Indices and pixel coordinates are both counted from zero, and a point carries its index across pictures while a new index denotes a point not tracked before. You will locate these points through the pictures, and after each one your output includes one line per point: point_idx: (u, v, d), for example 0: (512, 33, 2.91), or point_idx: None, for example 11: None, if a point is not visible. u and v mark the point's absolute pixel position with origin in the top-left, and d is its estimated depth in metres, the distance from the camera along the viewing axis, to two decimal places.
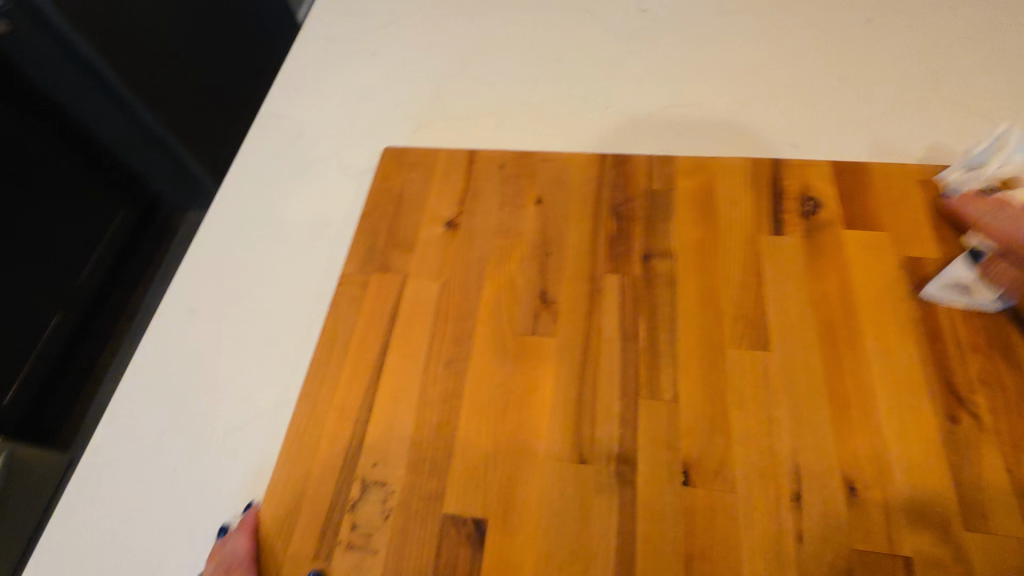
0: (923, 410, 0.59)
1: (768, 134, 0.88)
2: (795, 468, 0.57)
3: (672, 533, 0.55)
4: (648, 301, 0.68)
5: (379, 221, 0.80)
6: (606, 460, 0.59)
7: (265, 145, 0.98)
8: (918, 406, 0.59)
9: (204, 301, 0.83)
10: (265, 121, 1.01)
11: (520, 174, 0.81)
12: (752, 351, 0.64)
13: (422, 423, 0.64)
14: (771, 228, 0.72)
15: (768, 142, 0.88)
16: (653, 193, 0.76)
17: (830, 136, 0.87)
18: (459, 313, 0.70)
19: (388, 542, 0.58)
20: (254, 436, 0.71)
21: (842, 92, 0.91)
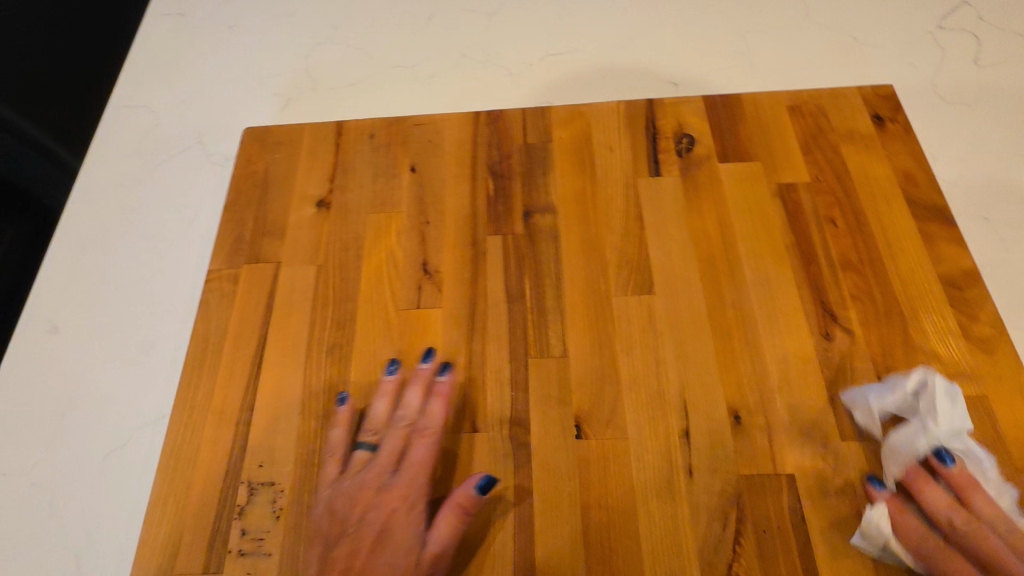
0: (800, 332, 0.60)
1: (650, 75, 0.84)
2: (683, 405, 0.57)
3: (569, 487, 0.54)
4: (532, 258, 0.66)
5: (245, 210, 0.74)
6: (499, 425, 0.58)
7: (118, 139, 0.87)
8: (795, 328, 0.60)
9: (66, 315, 0.74)
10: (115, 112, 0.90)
11: (392, 143, 0.76)
12: (637, 295, 0.63)
13: (307, 415, 0.60)
14: (649, 170, 0.71)
15: (650, 84, 0.83)
16: (529, 147, 0.74)
17: (710, 71, 0.84)
18: (338, 295, 0.66)
19: (281, 544, 0.55)
20: (134, 454, 0.65)
21: (724, 26, 0.87)
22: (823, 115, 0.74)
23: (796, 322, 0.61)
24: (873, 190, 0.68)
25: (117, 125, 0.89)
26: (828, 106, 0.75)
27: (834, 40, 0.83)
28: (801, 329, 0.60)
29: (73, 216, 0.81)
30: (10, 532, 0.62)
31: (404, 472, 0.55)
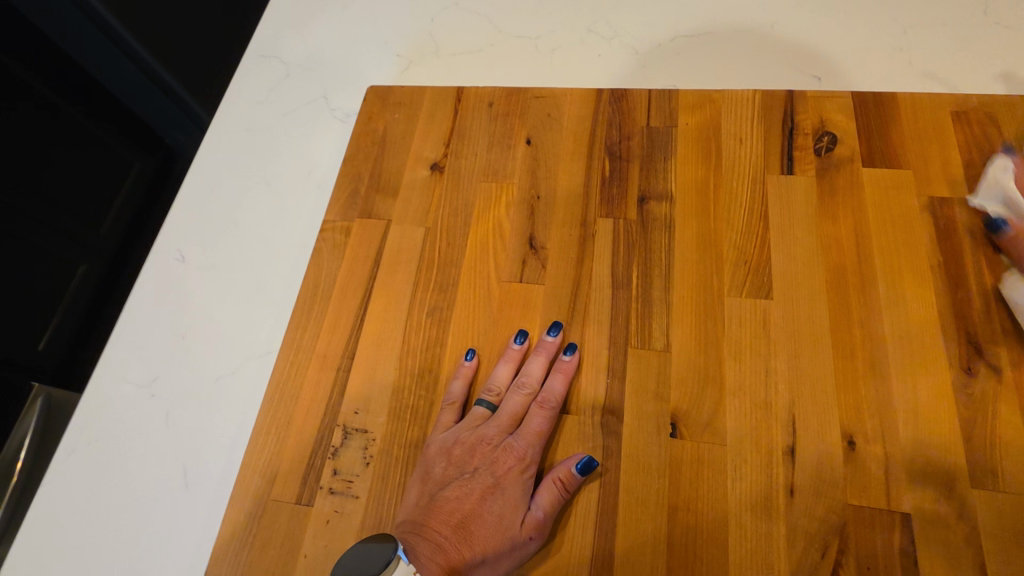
0: (936, 361, 0.54)
1: (788, 65, 0.78)
2: (791, 421, 0.54)
3: (657, 485, 0.53)
4: (642, 245, 0.64)
5: (362, 165, 0.76)
6: (591, 410, 0.57)
7: (256, 88, 0.92)
8: (931, 357, 0.55)
9: (193, 246, 0.80)
10: (253, 62, 0.95)
11: (510, 113, 0.76)
12: (752, 299, 0.59)
13: (404, 371, 0.62)
14: (780, 168, 0.66)
15: (787, 75, 0.78)
16: (651, 131, 0.71)
17: (867, 65, 0.76)
18: (444, 259, 0.67)
19: (369, 489, 0.57)
20: (244, 381, 0.70)
21: (884, 18, 0.79)
22: (994, 125, 0.65)
23: (933, 350, 0.55)
24: None
25: (252, 71, 0.93)
26: (1003, 114, 0.66)
27: (1014, 44, 0.74)
28: (937, 358, 0.54)
29: (206, 154, 0.87)
30: (135, 433, 0.69)
31: (520, 437, 0.55)
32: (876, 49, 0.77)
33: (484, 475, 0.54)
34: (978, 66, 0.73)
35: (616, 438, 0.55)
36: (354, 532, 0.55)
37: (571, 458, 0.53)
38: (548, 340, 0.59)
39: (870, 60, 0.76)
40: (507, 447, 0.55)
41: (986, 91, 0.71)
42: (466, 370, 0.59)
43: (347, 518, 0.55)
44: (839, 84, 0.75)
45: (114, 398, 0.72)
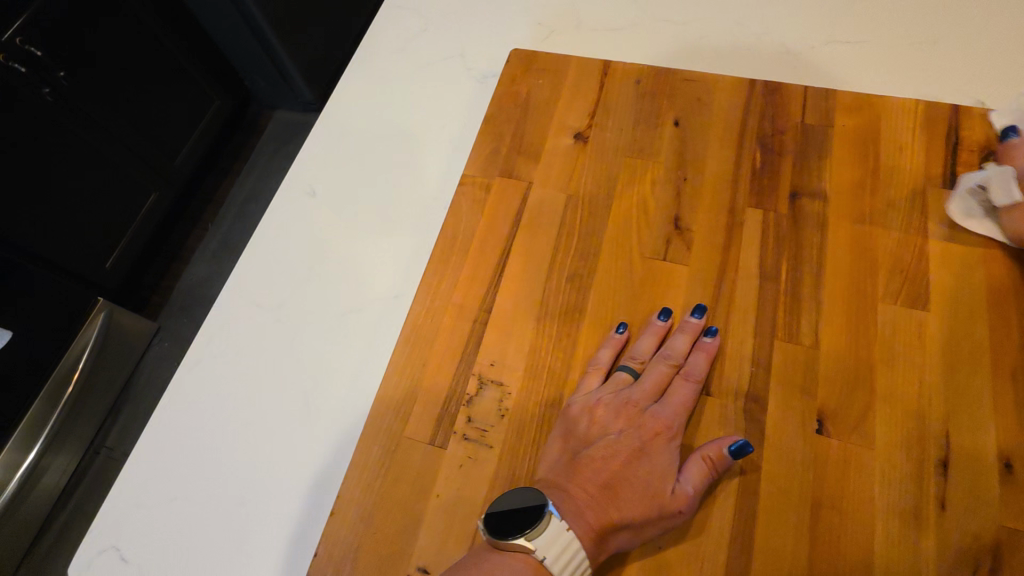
0: None
1: (949, 80, 0.76)
2: (944, 435, 0.53)
3: (800, 479, 0.52)
4: (793, 241, 0.63)
5: (504, 125, 0.76)
6: (732, 396, 0.56)
7: (392, 40, 0.92)
8: None
9: (324, 184, 0.81)
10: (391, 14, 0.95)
11: (658, 93, 0.74)
12: (908, 308, 0.58)
13: (542, 332, 0.62)
14: (942, 182, 0.65)
15: (945, 91, 0.76)
16: (807, 127, 0.70)
17: None
18: (585, 229, 0.67)
19: (503, 440, 0.57)
20: (371, 320, 0.71)
21: None
22: None
23: None
24: None
25: (389, 22, 0.94)
26: None
27: None
28: None
29: (340, 98, 0.89)
30: (259, 355, 0.71)
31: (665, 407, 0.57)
32: None
33: (631, 438, 0.58)
34: None
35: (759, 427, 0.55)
36: (486, 480, 0.56)
37: (722, 438, 0.53)
38: (691, 321, 0.59)
39: None
40: (654, 415, 0.57)
41: None
42: (613, 340, 0.60)
43: (480, 465, 0.56)
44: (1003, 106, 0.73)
45: (241, 319, 0.74)
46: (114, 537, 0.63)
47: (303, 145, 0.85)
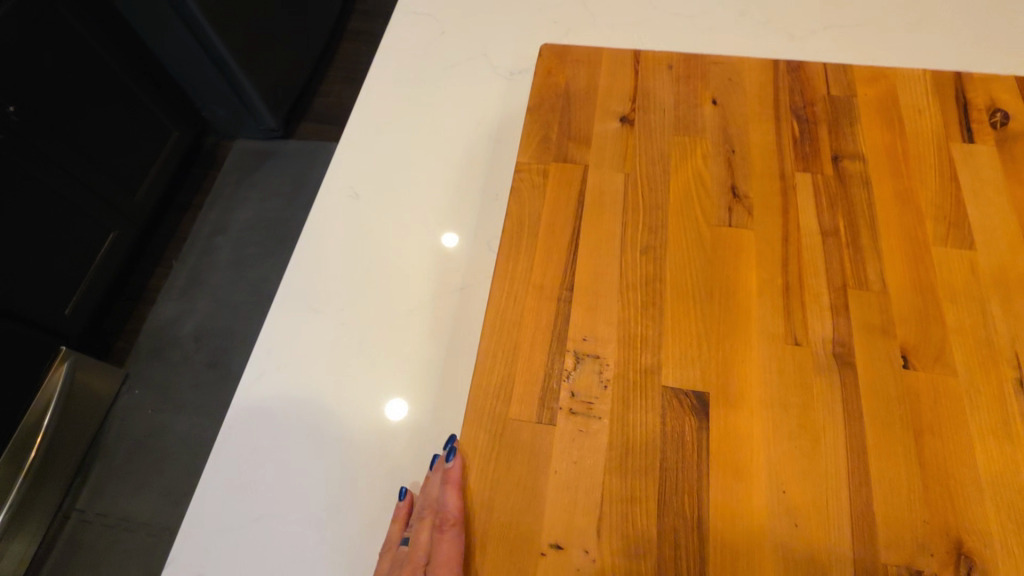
0: None
1: (925, 47, 0.85)
2: (1015, 357, 0.58)
3: (899, 410, 0.56)
4: (843, 199, 0.68)
5: (549, 115, 0.77)
6: (822, 342, 0.59)
7: (420, 51, 0.93)
8: None
9: (367, 184, 0.81)
10: (416, 28, 0.96)
11: (691, 76, 0.79)
12: (957, 250, 0.64)
13: (627, 302, 0.63)
14: (961, 135, 0.71)
15: (924, 54, 0.84)
16: (834, 99, 0.75)
17: (998, 56, 0.83)
18: (647, 204, 0.69)
19: (610, 409, 0.57)
20: (439, 315, 0.70)
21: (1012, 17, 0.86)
22: None
23: None
24: None
25: (407, 27, 0.97)
26: None
27: None
28: None
29: (367, 101, 0.88)
30: (326, 362, 0.69)
31: (772, 367, 0.58)
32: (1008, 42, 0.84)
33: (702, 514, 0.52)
34: None
35: (867, 373, 0.58)
36: (602, 452, 0.56)
37: (842, 428, 0.55)
38: (774, 292, 0.63)
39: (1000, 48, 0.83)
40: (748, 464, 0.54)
41: None
42: (702, 308, 0.62)
43: (592, 436, 0.56)
44: (970, 62, 0.82)
45: (300, 325, 0.72)
46: (200, 566, 0.61)
47: (338, 148, 0.84)
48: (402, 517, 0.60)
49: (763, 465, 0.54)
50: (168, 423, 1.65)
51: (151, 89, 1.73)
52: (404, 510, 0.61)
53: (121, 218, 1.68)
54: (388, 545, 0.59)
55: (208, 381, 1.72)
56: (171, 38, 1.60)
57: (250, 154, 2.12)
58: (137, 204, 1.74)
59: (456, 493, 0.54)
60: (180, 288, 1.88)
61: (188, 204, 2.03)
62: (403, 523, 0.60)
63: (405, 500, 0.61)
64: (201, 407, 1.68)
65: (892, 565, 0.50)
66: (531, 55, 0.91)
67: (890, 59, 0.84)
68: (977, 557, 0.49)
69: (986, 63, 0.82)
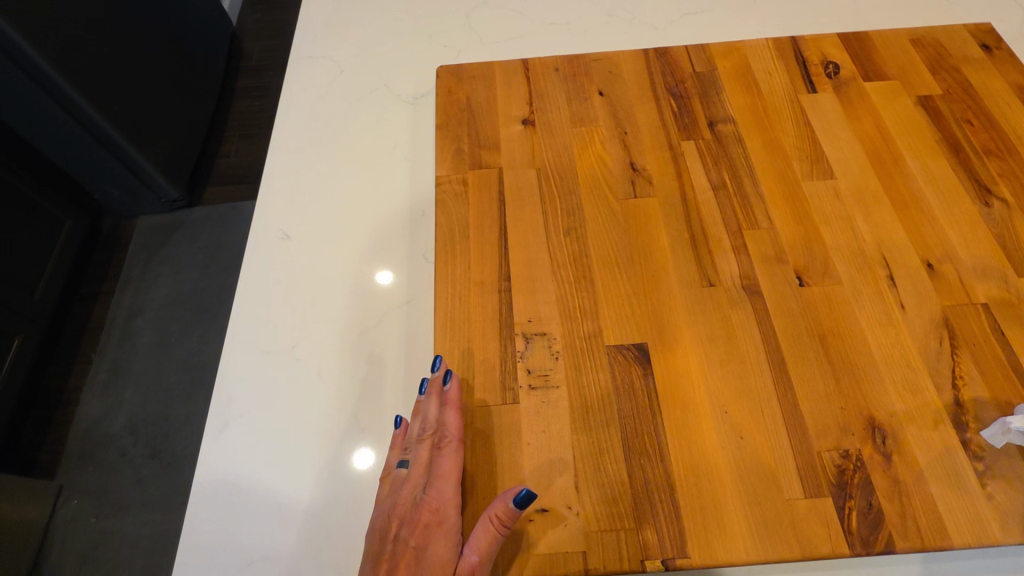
0: (977, 204, 0.72)
1: (764, 20, 0.98)
2: (883, 259, 0.68)
3: (804, 321, 0.65)
4: (724, 156, 0.78)
5: (457, 128, 0.83)
6: (732, 279, 0.68)
7: (325, 92, 0.97)
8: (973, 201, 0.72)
9: (295, 224, 0.83)
10: (316, 70, 1.00)
11: (577, 74, 0.88)
12: (823, 181, 0.75)
13: (561, 280, 0.69)
14: (806, 88, 0.84)
15: (765, 25, 0.98)
16: (699, 75, 0.86)
17: (822, 18, 0.98)
18: (562, 191, 0.76)
19: (566, 377, 0.63)
20: (391, 330, 0.73)
21: None
22: (942, 46, 0.87)
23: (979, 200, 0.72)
24: (999, 100, 0.81)
25: (306, 71, 1.00)
26: (944, 37, 0.88)
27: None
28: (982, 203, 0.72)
29: (281, 145, 0.91)
30: (290, 398, 0.70)
31: (697, 310, 0.66)
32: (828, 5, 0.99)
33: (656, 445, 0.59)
34: (902, 11, 0.97)
35: (775, 298, 0.66)
36: (566, 416, 0.61)
37: (767, 349, 0.63)
38: (685, 246, 0.71)
39: (823, 12, 0.98)
40: (694, 394, 0.61)
41: (905, 21, 0.96)
42: (628, 271, 0.69)
43: (554, 404, 0.61)
44: (801, 27, 0.97)
45: (254, 369, 0.72)
46: None
47: (259, 194, 0.85)
48: (399, 443, 0.63)
49: (705, 395, 0.61)
50: (115, 528, 1.37)
51: (34, 177, 1.56)
52: (401, 437, 0.63)
53: (19, 322, 1.48)
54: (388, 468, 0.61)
55: (150, 475, 1.43)
56: (46, 127, 1.42)
57: (152, 231, 1.81)
58: (38, 303, 1.54)
59: (454, 413, 0.60)
60: (101, 383, 1.58)
61: (96, 292, 1.73)
62: (399, 448, 0.62)
63: (400, 428, 0.64)
64: (151, 503, 1.41)
65: (825, 451, 0.58)
66: (430, 79, 0.97)
67: (740, 34, 0.97)
68: (887, 427, 0.58)
69: (814, 26, 0.96)
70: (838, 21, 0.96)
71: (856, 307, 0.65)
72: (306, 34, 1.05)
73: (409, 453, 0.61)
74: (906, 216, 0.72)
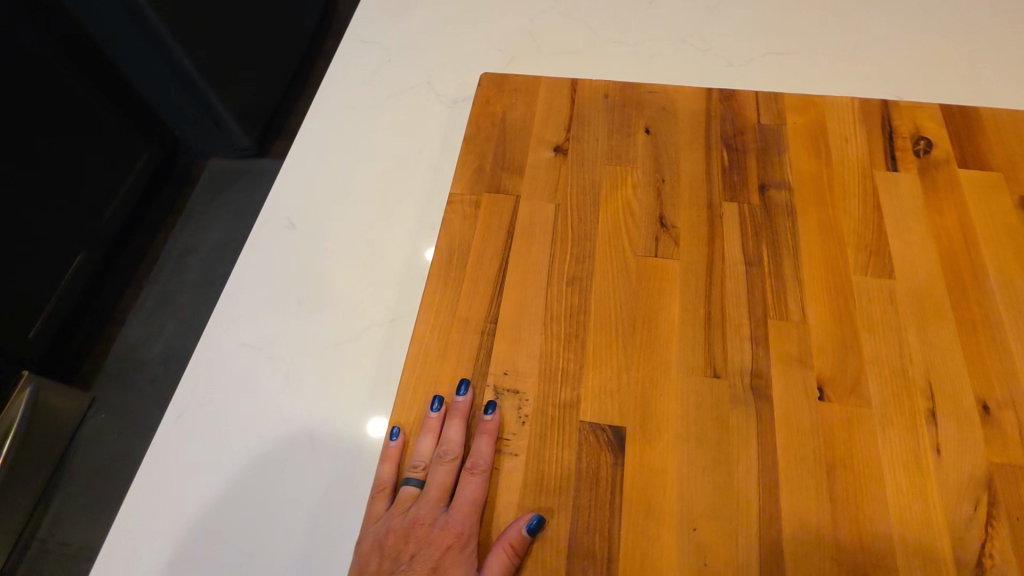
0: None
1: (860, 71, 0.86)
2: (928, 387, 0.58)
3: (813, 442, 0.56)
4: (767, 228, 0.69)
5: (484, 143, 0.78)
6: (740, 374, 0.60)
7: (368, 81, 0.94)
8: None
9: (304, 215, 0.80)
10: (366, 56, 0.97)
11: (626, 105, 0.80)
12: (877, 280, 0.64)
13: (551, 336, 0.63)
14: (885, 164, 0.73)
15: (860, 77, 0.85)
16: (763, 128, 0.76)
17: (931, 77, 0.84)
18: (576, 235, 0.70)
19: (528, 447, 0.57)
20: (367, 345, 0.70)
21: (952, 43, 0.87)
22: None
23: None
24: None
25: (355, 55, 0.98)
26: None
27: None
28: None
29: (310, 131, 0.89)
30: (250, 398, 0.68)
31: (694, 403, 0.58)
32: (943, 64, 0.85)
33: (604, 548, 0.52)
34: None
35: (784, 407, 0.58)
36: (516, 490, 0.55)
37: (760, 464, 0.55)
38: (695, 324, 0.63)
39: (933, 71, 0.84)
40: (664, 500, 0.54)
41: None
42: (626, 342, 0.62)
43: (507, 474, 0.56)
44: (901, 84, 0.84)
45: (227, 360, 0.71)
46: None
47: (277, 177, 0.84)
48: (394, 457, 0.60)
49: (675, 502, 0.54)
50: (130, 448, 1.39)
51: (122, 107, 1.59)
52: (395, 450, 0.60)
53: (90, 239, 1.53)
54: (383, 484, 0.60)
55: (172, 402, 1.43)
56: (134, 60, 1.48)
57: (221, 175, 1.85)
58: (103, 226, 1.57)
59: (489, 442, 0.57)
60: (148, 310, 1.63)
61: (160, 224, 1.77)
62: (394, 462, 0.60)
63: (396, 441, 0.60)
64: None
65: None
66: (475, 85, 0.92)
67: (825, 83, 0.85)
68: None
69: (917, 85, 0.83)
70: (948, 84, 0.82)
71: (880, 443, 0.56)
72: (366, 17, 1.02)
73: (420, 472, 0.60)
74: (988, 347, 0.60)
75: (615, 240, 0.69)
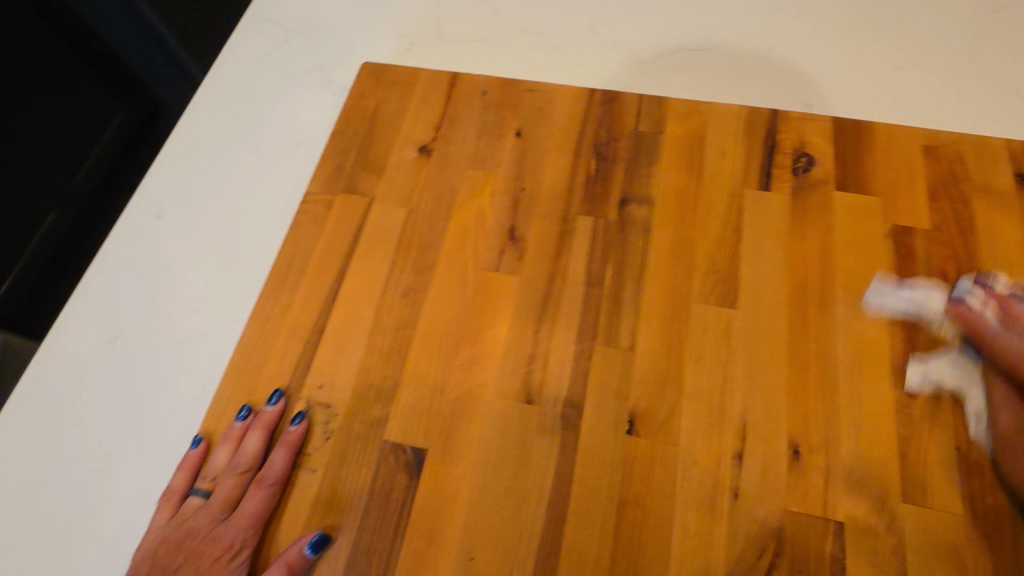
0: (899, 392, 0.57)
1: (779, 80, 0.76)
2: (742, 426, 0.56)
3: (609, 477, 0.55)
4: (617, 246, 0.66)
5: (350, 139, 0.75)
6: (553, 403, 0.58)
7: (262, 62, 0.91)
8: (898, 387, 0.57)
9: (172, 205, 0.78)
10: (263, 36, 0.94)
11: (502, 104, 0.76)
12: (717, 309, 0.61)
13: (373, 350, 0.62)
14: (758, 181, 0.68)
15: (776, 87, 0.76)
16: (639, 135, 0.72)
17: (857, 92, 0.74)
18: (421, 244, 0.67)
19: (327, 462, 0.57)
20: (206, 343, 0.66)
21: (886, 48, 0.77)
22: (961, 163, 0.68)
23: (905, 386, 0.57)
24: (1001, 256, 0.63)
25: (253, 34, 0.94)
26: (970, 153, 0.68)
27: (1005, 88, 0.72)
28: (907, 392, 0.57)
29: (193, 117, 0.86)
30: (78, 394, 0.65)
31: (498, 429, 0.57)
32: (870, 74, 0.75)
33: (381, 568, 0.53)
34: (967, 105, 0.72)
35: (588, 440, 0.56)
36: (308, 504, 0.56)
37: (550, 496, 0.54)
38: (520, 346, 0.61)
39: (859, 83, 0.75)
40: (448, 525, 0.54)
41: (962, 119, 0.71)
42: (446, 361, 0.61)
43: (302, 488, 0.57)
44: (822, 99, 0.74)
45: (61, 350, 0.67)
46: None
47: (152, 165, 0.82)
48: (190, 466, 0.58)
49: (459, 528, 0.54)
50: None
51: None
52: (194, 457, 0.59)
53: None
54: (170, 494, 0.57)
55: None
56: None
57: None
58: None
59: (285, 453, 0.57)
60: None
61: None
62: (189, 473, 0.58)
63: (196, 449, 0.59)
64: None
65: None
66: None
67: (739, 91, 0.76)
68: None
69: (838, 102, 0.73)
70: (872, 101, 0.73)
71: (678, 482, 0.54)
72: None
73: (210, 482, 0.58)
74: (816, 387, 0.57)
75: (459, 251, 0.67)
